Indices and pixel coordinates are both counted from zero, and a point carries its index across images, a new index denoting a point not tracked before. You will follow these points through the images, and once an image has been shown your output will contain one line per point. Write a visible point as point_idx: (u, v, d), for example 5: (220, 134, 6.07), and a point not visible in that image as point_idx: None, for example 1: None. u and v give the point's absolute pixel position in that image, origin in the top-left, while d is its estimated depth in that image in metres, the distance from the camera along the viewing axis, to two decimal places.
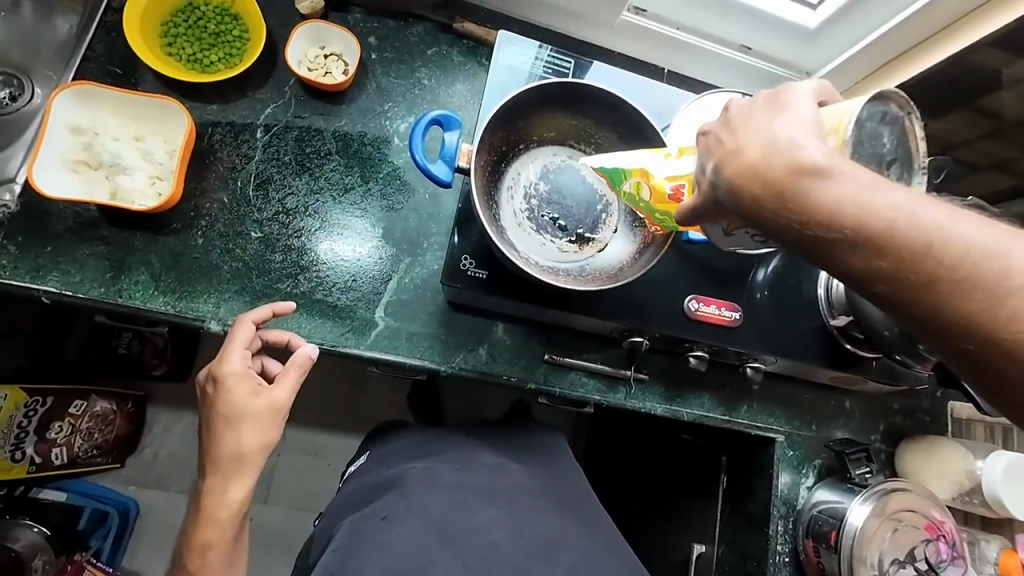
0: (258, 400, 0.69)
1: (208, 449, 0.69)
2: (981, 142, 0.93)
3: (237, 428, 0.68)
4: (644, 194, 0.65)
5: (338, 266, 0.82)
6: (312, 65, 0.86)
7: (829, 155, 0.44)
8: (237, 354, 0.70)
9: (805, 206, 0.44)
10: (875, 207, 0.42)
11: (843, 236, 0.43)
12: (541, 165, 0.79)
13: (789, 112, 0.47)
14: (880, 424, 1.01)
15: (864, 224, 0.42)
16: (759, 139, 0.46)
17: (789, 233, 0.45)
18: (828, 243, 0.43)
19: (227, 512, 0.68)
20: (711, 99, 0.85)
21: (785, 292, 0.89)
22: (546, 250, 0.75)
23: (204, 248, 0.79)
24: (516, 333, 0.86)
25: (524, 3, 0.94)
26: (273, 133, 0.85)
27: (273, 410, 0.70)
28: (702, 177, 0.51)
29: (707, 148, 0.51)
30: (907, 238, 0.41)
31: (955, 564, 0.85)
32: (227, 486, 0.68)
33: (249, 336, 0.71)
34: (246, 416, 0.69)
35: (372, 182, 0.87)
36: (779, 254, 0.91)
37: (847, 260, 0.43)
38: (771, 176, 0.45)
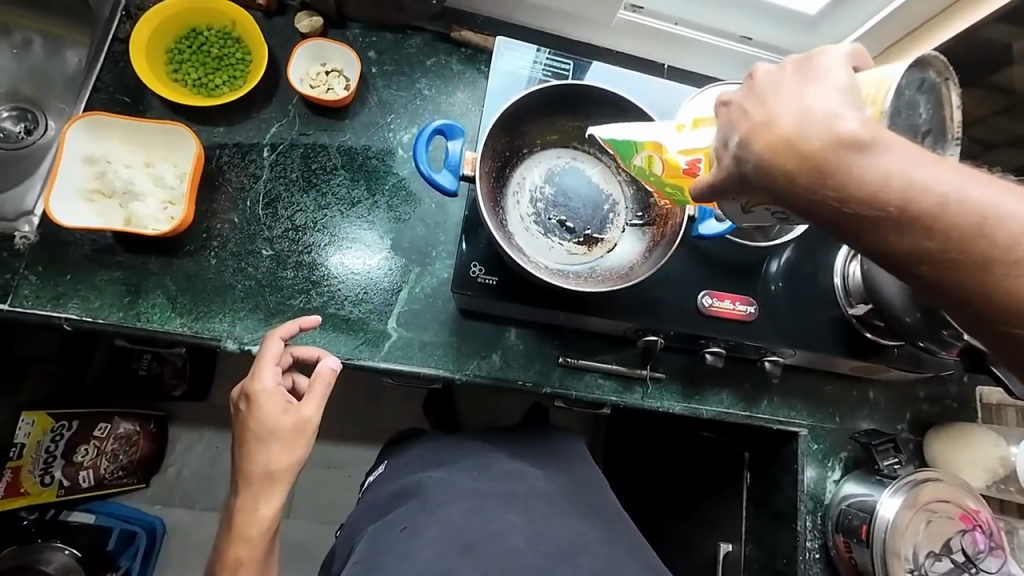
0: (285, 417, 0.70)
1: (240, 469, 0.69)
2: (996, 119, 0.89)
3: (266, 446, 0.69)
4: (657, 167, 0.64)
5: (348, 279, 0.83)
6: (314, 82, 0.87)
7: (869, 127, 0.43)
8: (269, 372, 0.70)
9: (844, 182, 0.42)
10: (919, 183, 0.41)
11: (887, 214, 0.42)
12: (545, 167, 0.78)
13: (822, 81, 0.46)
14: (906, 413, 0.99)
15: (911, 199, 0.41)
16: (790, 111, 0.45)
17: (826, 210, 0.44)
18: (869, 222, 0.43)
19: (258, 530, 0.69)
20: (716, 92, 0.86)
21: (801, 282, 0.87)
22: (554, 253, 0.75)
23: (216, 268, 0.80)
24: (528, 337, 0.85)
25: (521, 8, 0.95)
26: (278, 151, 0.86)
27: (304, 427, 0.70)
28: (725, 150, 0.50)
29: (731, 120, 0.49)
30: (955, 216, 0.40)
31: (994, 554, 0.83)
32: (256, 504, 0.69)
33: (277, 352, 0.72)
34: (275, 435, 0.69)
35: (378, 194, 0.87)
36: (792, 244, 0.89)
37: (889, 240, 0.42)
38: (804, 152, 0.43)
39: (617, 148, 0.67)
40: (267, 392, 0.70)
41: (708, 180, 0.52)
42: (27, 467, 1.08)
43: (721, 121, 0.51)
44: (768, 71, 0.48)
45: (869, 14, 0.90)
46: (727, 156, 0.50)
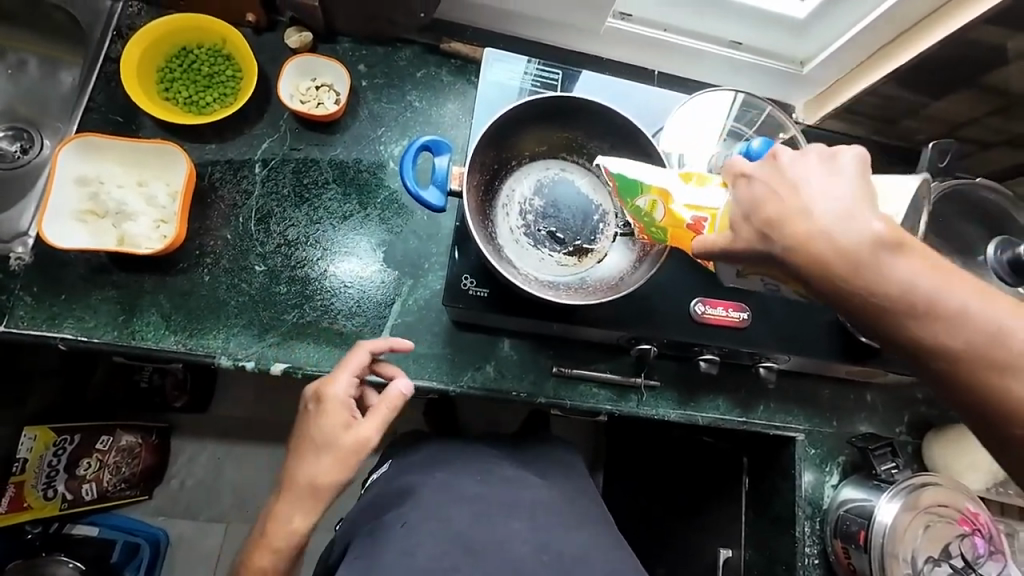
0: (346, 431, 0.70)
1: (290, 468, 0.70)
2: (989, 119, 0.92)
3: (321, 454, 0.69)
4: (658, 213, 0.63)
5: (342, 293, 0.84)
6: (304, 98, 0.88)
7: (897, 232, 0.49)
8: (345, 379, 0.71)
9: (876, 279, 0.48)
10: (923, 285, 0.47)
11: (912, 311, 0.47)
12: (534, 179, 0.78)
13: (846, 180, 0.51)
14: (904, 416, 0.98)
15: (918, 298, 0.47)
16: (825, 204, 0.50)
17: (856, 300, 0.49)
18: (895, 316, 0.48)
19: (280, 540, 0.68)
20: (695, 105, 0.90)
21: None
22: (544, 265, 0.75)
23: (210, 284, 0.80)
24: (522, 347, 0.85)
25: (512, 18, 0.95)
26: (270, 167, 0.86)
27: (359, 447, 0.69)
28: (743, 225, 0.54)
29: (755, 196, 0.53)
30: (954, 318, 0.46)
31: (994, 559, 0.82)
32: (287, 510, 0.69)
33: (360, 362, 0.73)
34: (332, 446, 0.69)
35: (370, 207, 0.88)
36: None
37: (911, 333, 0.47)
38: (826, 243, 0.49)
39: (623, 184, 0.65)
40: (337, 400, 0.70)
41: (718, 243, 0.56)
42: (30, 481, 1.11)
43: (741, 192, 0.55)
44: (797, 160, 0.53)
45: (862, 14, 0.88)
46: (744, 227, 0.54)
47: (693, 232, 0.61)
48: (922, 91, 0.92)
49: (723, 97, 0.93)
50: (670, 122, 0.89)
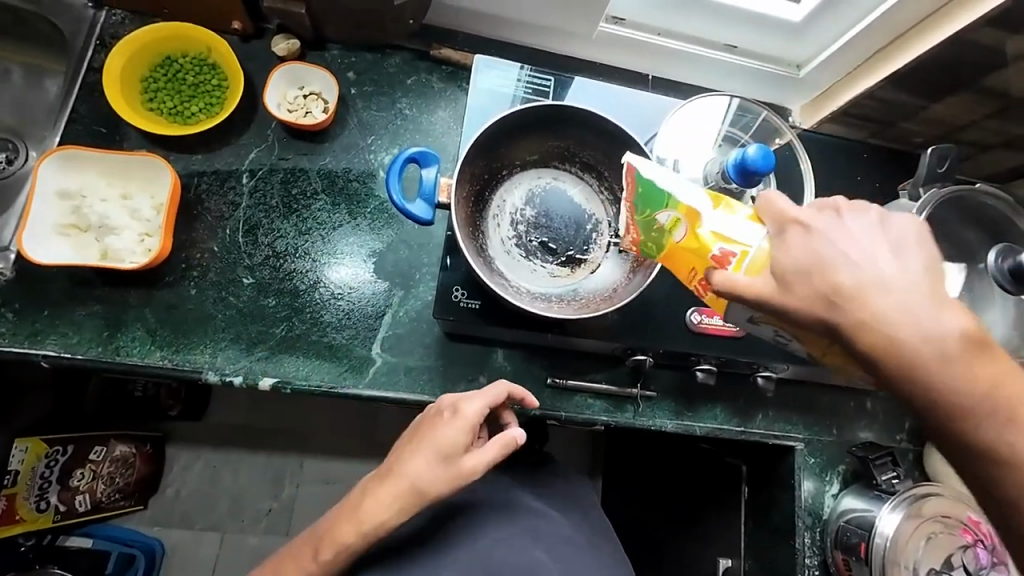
0: (461, 456, 0.65)
1: (394, 465, 0.66)
2: (987, 121, 0.91)
3: (434, 461, 0.64)
4: (679, 232, 0.59)
5: (332, 306, 0.82)
6: (292, 107, 0.86)
7: (971, 325, 0.51)
8: (479, 404, 0.68)
9: (953, 373, 0.49)
10: (966, 366, 0.49)
11: (984, 410, 0.49)
12: (525, 189, 0.77)
13: (917, 261, 0.52)
14: (904, 423, 0.97)
15: (959, 381, 0.49)
16: (901, 285, 0.51)
17: (931, 391, 0.50)
18: (966, 414, 0.50)
19: (356, 533, 0.64)
20: (693, 107, 0.89)
21: None
22: (536, 277, 0.73)
23: (197, 298, 0.79)
24: (516, 358, 0.84)
25: (503, 24, 0.93)
26: (257, 177, 0.85)
27: (465, 478, 0.64)
28: (801, 288, 0.53)
29: (823, 262, 0.52)
30: (987, 399, 0.49)
31: (997, 570, 0.80)
32: (377, 505, 0.64)
33: (497, 396, 0.70)
34: (448, 458, 0.64)
35: (360, 218, 0.86)
36: None
37: (979, 432, 0.50)
38: (878, 312, 0.51)
39: (646, 192, 0.60)
40: (467, 421, 0.66)
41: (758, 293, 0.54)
42: (21, 494, 1.09)
43: (801, 254, 0.54)
44: (864, 232, 0.54)
45: (862, 15, 0.86)
46: (794, 282, 0.53)
47: (705, 266, 0.59)
48: (921, 94, 0.90)
49: (719, 102, 0.92)
50: (665, 129, 0.88)
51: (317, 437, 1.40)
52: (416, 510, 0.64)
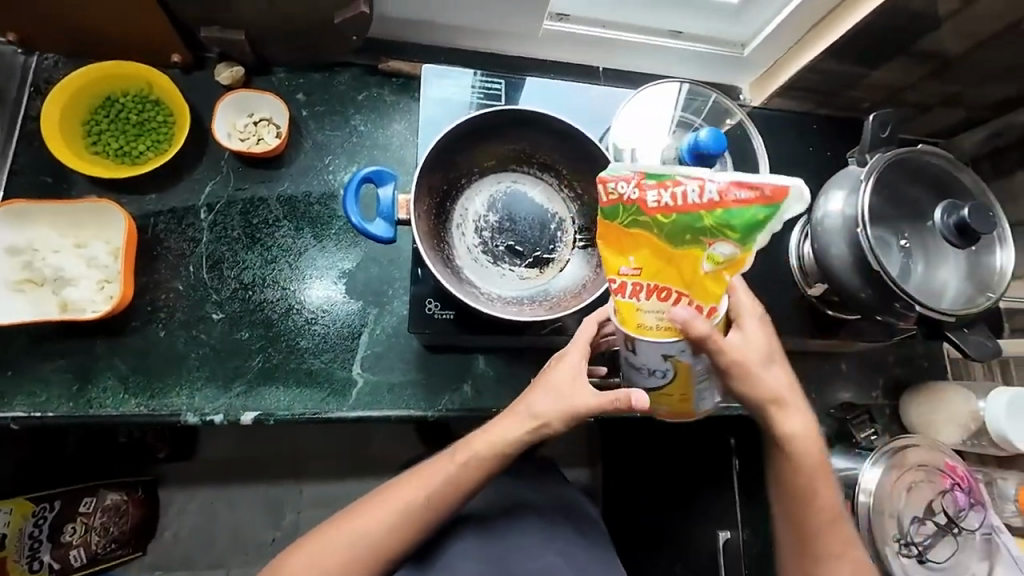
0: (579, 387, 0.66)
1: (518, 399, 0.70)
2: (926, 82, 0.94)
3: (541, 404, 0.67)
4: (710, 264, 0.50)
5: (308, 333, 0.82)
6: (243, 135, 0.85)
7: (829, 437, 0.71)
8: (575, 351, 0.67)
9: (815, 461, 0.68)
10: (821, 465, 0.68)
11: (821, 491, 0.68)
12: (486, 196, 0.77)
13: None
14: (879, 380, 1.00)
15: (816, 467, 0.68)
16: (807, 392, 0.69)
17: (798, 470, 0.67)
18: (808, 492, 0.68)
19: (486, 447, 0.69)
20: (645, 97, 0.91)
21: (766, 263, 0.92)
22: (506, 281, 0.74)
23: (167, 340, 0.78)
24: (498, 362, 0.85)
25: (449, 31, 0.93)
26: (216, 210, 0.84)
27: (582, 407, 0.65)
28: (757, 369, 0.62)
29: (768, 358, 0.64)
30: (827, 493, 0.68)
31: (974, 511, 0.85)
32: (504, 429, 0.69)
33: (588, 333, 0.66)
34: (557, 397, 0.66)
35: (325, 240, 0.85)
36: None
37: (811, 505, 0.68)
38: (795, 413, 0.66)
39: (749, 217, 0.48)
40: (578, 350, 0.66)
41: (734, 375, 0.60)
42: (11, 557, 1.08)
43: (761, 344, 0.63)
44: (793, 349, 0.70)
45: None
46: (760, 373, 0.62)
47: (684, 296, 0.51)
48: (861, 64, 0.93)
49: (669, 89, 0.93)
50: (618, 122, 0.90)
51: (311, 462, 1.39)
52: (539, 438, 0.68)
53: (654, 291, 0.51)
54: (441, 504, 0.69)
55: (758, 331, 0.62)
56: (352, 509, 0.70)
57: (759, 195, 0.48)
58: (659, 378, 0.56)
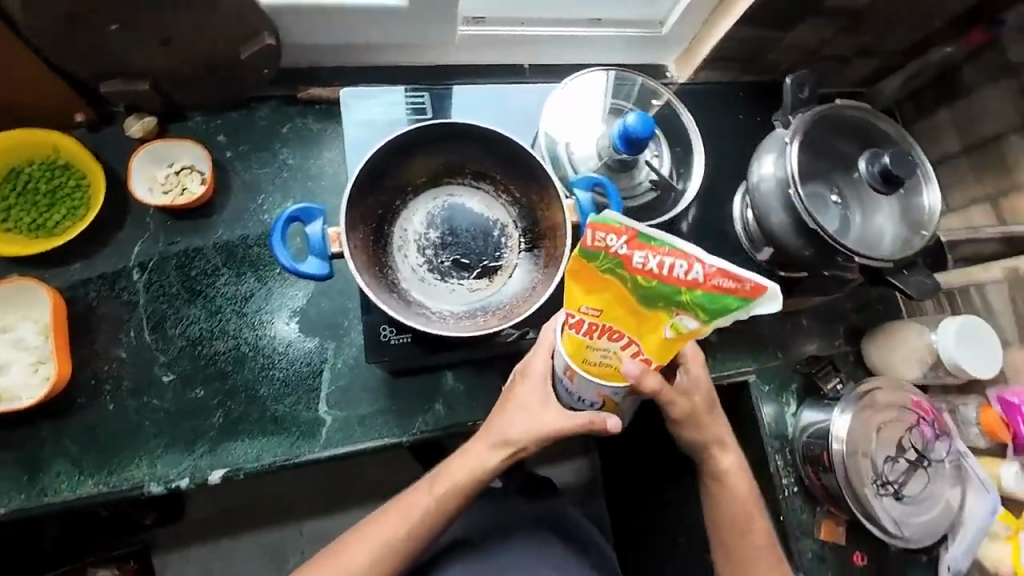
0: (546, 406, 0.70)
1: (493, 417, 0.75)
2: (838, 36, 0.96)
3: (512, 422, 0.72)
4: (668, 331, 0.54)
5: (267, 379, 0.79)
6: (166, 188, 0.82)
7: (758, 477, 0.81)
8: (543, 359, 0.70)
9: (742, 495, 0.78)
10: (747, 501, 0.78)
11: (748, 520, 0.78)
12: (424, 213, 0.76)
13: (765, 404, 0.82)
14: (840, 328, 1.03)
15: (743, 499, 0.78)
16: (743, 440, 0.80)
17: (727, 503, 0.78)
18: (736, 522, 0.77)
19: (464, 474, 0.73)
20: (569, 90, 0.91)
21: (712, 236, 0.94)
22: (457, 296, 0.73)
23: (118, 411, 0.75)
24: (466, 375, 0.85)
25: (365, 50, 0.91)
26: (149, 269, 0.80)
27: (549, 426, 0.70)
28: (696, 419, 0.75)
29: (707, 415, 0.76)
30: (753, 524, 0.78)
31: (941, 440, 0.89)
32: (479, 455, 0.73)
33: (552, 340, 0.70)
34: (524, 412, 0.71)
35: (271, 281, 0.83)
36: (697, 203, 0.96)
37: (735, 532, 0.77)
38: (733, 455, 0.78)
39: (719, 309, 0.50)
40: (540, 367, 0.70)
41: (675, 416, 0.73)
42: None
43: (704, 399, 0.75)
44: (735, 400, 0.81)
45: None
46: (704, 422, 0.75)
47: (633, 345, 0.56)
48: (775, 27, 0.94)
49: (595, 78, 0.93)
50: (545, 117, 0.89)
51: (302, 503, 1.35)
52: (512, 458, 0.73)
53: (606, 333, 0.56)
54: (426, 527, 0.73)
55: (704, 391, 0.74)
56: (334, 547, 0.73)
57: (738, 288, 0.49)
58: (589, 404, 0.67)
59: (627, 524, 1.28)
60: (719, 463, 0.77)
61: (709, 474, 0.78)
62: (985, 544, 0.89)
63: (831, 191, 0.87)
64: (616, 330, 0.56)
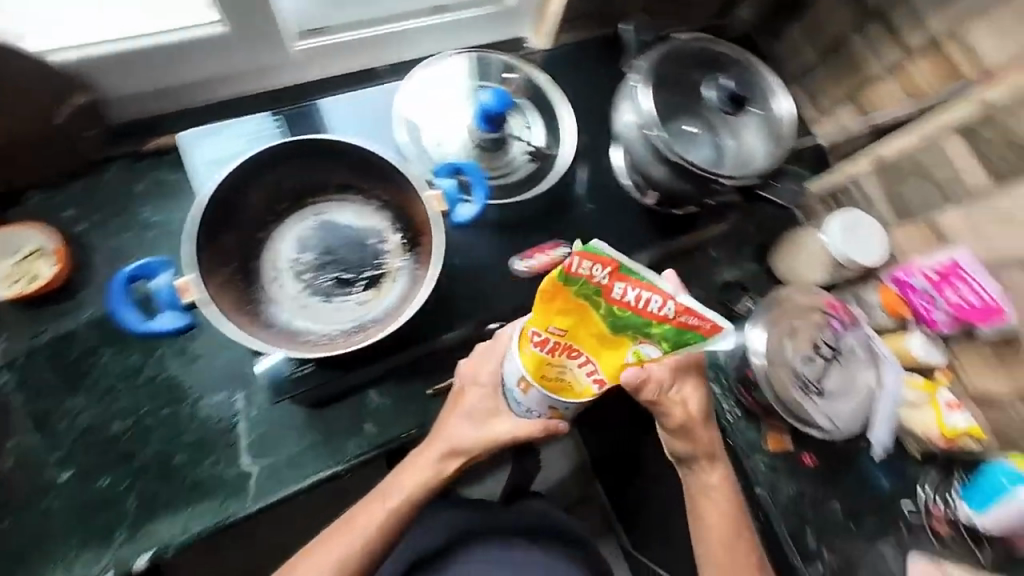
0: (493, 416, 0.76)
1: (441, 424, 0.78)
2: None
3: (461, 427, 0.76)
4: (631, 357, 0.63)
5: (177, 447, 0.75)
6: (13, 279, 0.76)
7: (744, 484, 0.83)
8: (495, 364, 0.76)
9: (729, 502, 0.79)
10: (732, 507, 0.79)
11: (734, 522, 0.78)
12: (294, 238, 0.73)
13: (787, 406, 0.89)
14: (747, 251, 1.06)
15: (730, 505, 0.79)
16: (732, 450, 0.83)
17: (714, 510, 0.78)
18: (719, 527, 0.78)
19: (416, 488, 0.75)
20: (419, 83, 0.91)
21: (603, 193, 0.96)
22: (347, 312, 0.71)
23: (16, 524, 0.70)
24: (390, 388, 0.83)
25: (204, 86, 0.87)
26: (18, 367, 0.75)
27: (499, 434, 0.74)
28: (683, 438, 0.79)
29: (699, 437, 0.79)
30: (737, 527, 0.78)
31: (849, 330, 0.95)
32: (423, 469, 0.76)
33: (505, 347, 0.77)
34: (469, 417, 0.76)
35: (158, 347, 0.78)
36: (581, 164, 0.96)
37: (721, 535, 0.77)
38: (719, 469, 0.80)
39: (677, 341, 0.60)
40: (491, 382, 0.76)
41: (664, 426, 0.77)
42: None
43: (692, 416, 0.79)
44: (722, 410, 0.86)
45: None
46: (694, 431, 0.78)
47: (592, 364, 0.64)
48: None
49: (444, 65, 0.94)
50: (403, 118, 0.89)
51: None
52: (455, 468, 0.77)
53: (566, 351, 0.64)
54: (384, 536, 0.73)
55: (694, 397, 0.78)
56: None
57: (700, 325, 0.58)
58: (535, 414, 0.72)
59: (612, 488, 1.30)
60: (705, 479, 0.79)
61: (696, 492, 0.80)
62: (910, 413, 0.95)
63: (700, 125, 0.87)
64: (578, 348, 0.64)
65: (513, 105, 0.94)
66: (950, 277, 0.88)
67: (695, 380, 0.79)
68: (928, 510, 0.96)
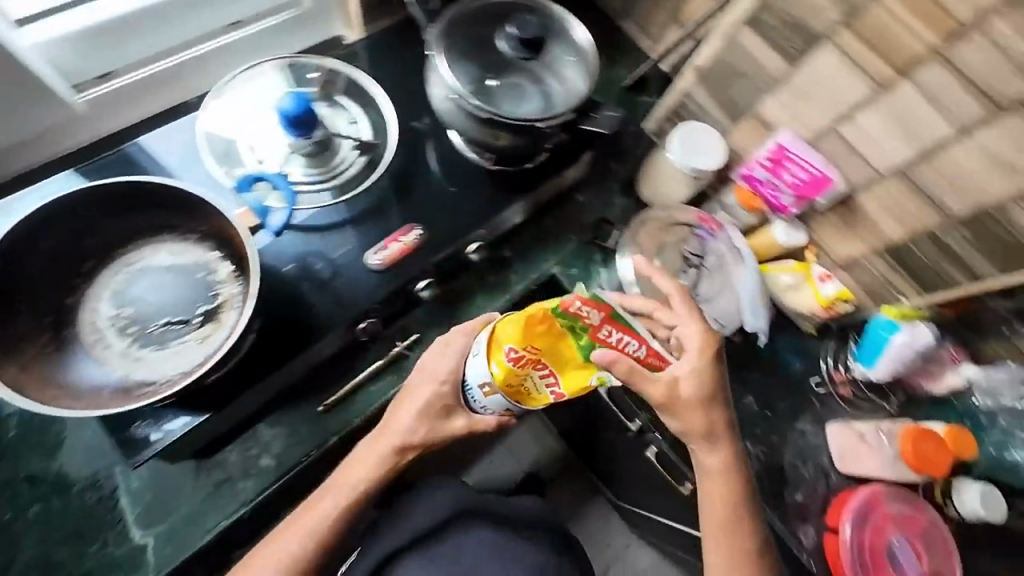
0: (439, 419, 0.78)
1: (387, 421, 0.80)
2: None
3: (405, 427, 0.78)
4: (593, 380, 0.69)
5: (59, 541, 0.72)
6: None
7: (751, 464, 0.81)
8: (452, 360, 0.77)
9: (733, 484, 0.77)
10: (734, 487, 0.78)
11: (730, 502, 0.78)
12: (111, 296, 0.73)
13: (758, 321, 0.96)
14: (615, 185, 1.08)
15: (736, 486, 0.78)
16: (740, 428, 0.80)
17: (716, 492, 0.77)
18: (717, 507, 0.78)
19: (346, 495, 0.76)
20: (223, 104, 0.88)
21: (452, 166, 0.95)
22: (183, 352, 0.70)
23: None
24: (279, 415, 0.82)
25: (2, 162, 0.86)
26: None
27: (446, 431, 0.78)
28: (687, 421, 0.75)
29: (706, 422, 0.75)
30: (737, 506, 0.78)
31: (715, 236, 0.99)
32: (357, 474, 0.77)
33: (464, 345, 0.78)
34: (414, 417, 0.78)
35: (13, 446, 0.75)
36: (423, 144, 0.96)
37: (720, 514, 0.77)
38: (724, 452, 0.77)
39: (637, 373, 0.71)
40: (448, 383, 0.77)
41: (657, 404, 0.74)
42: None
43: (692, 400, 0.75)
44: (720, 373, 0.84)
45: None
46: (688, 412, 0.74)
47: (557, 378, 0.69)
48: None
49: (244, 80, 0.91)
50: (210, 142, 0.85)
51: None
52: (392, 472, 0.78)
53: (532, 362, 0.68)
54: (331, 533, 0.74)
55: (690, 380, 0.73)
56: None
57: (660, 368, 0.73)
58: (489, 412, 0.76)
59: (578, 440, 1.35)
60: (707, 463, 0.77)
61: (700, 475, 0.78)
62: (795, 296, 1.00)
63: (525, 77, 0.86)
64: (545, 362, 0.68)
65: (332, 103, 0.93)
66: (781, 160, 0.92)
67: (697, 365, 0.74)
68: (832, 378, 1.02)
